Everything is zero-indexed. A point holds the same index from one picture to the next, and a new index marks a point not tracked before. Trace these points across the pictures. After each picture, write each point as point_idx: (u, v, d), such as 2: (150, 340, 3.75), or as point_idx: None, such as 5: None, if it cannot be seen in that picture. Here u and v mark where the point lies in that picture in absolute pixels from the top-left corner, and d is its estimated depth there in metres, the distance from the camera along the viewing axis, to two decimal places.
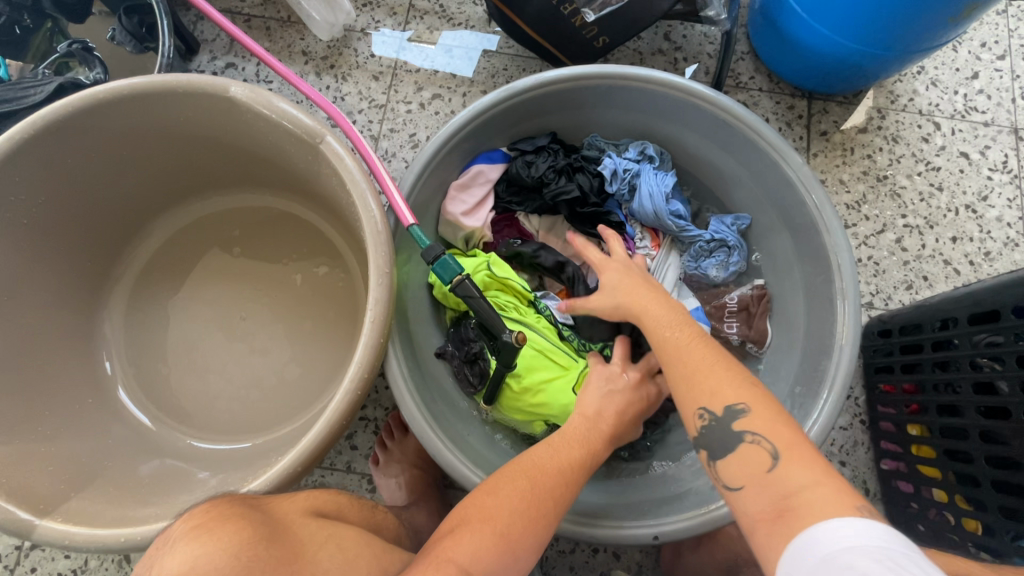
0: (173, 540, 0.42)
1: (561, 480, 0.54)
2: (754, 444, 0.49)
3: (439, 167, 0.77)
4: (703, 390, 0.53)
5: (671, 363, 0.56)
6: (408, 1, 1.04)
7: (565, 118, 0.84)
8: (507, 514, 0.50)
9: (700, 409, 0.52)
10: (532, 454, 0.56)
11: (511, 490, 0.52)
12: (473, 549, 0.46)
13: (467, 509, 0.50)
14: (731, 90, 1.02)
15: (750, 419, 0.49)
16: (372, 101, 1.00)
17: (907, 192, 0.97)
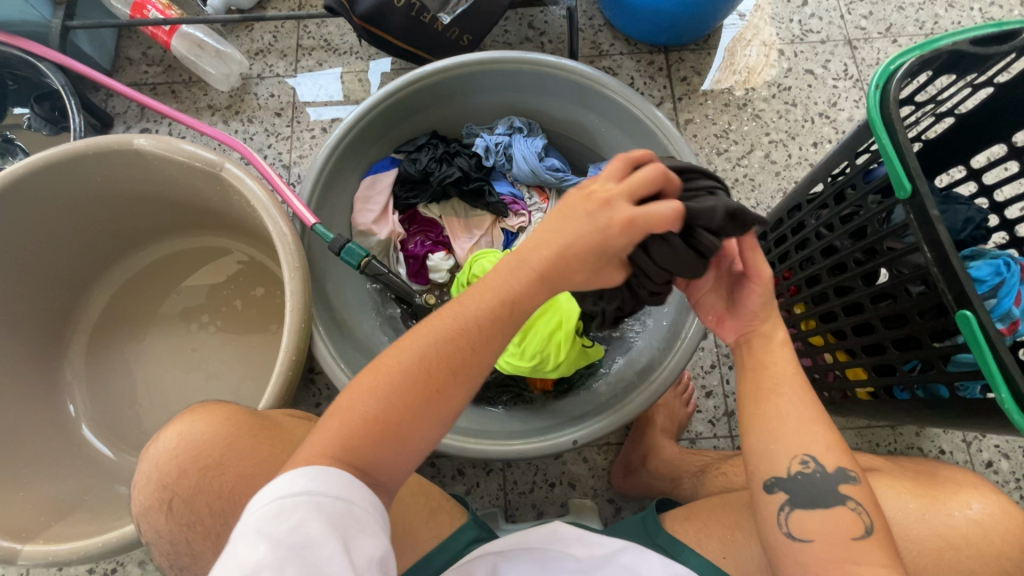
0: (178, 418, 0.61)
1: (457, 347, 0.50)
2: (844, 500, 0.53)
3: (334, 172, 0.86)
4: (813, 443, 0.55)
5: (780, 414, 0.56)
6: (295, 42, 1.15)
7: (442, 109, 0.94)
8: (388, 390, 0.48)
9: (806, 456, 0.54)
10: (433, 321, 0.51)
11: (390, 378, 0.49)
12: (351, 431, 0.47)
13: (346, 393, 0.49)
14: (595, 59, 1.13)
15: (855, 487, 0.53)
16: (279, 135, 1.10)
17: (766, 113, 1.09)
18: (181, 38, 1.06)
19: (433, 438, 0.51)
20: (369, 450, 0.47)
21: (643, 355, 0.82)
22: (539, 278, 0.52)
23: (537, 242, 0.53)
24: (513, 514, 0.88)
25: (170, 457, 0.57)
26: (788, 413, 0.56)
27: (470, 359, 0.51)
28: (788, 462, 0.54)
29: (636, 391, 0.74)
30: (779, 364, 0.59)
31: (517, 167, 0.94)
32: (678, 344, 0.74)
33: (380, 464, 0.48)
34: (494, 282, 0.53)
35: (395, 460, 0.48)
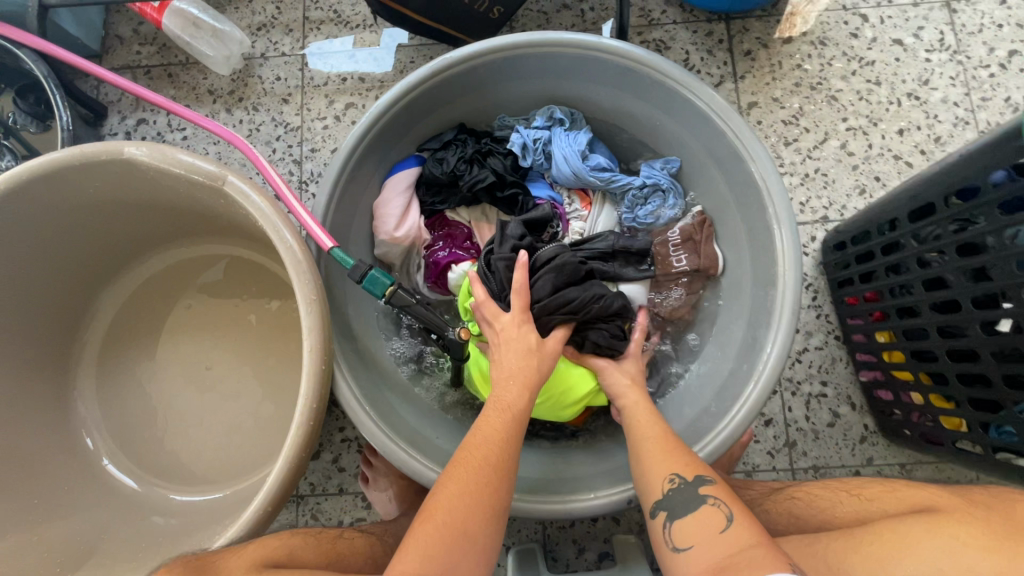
0: None
1: (498, 455, 0.57)
2: (704, 498, 0.55)
3: (351, 181, 0.75)
4: (676, 461, 0.58)
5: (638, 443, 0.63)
6: (301, 14, 1.01)
7: (471, 101, 0.82)
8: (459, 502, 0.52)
9: (672, 474, 0.57)
10: (476, 438, 0.58)
11: (453, 490, 0.53)
12: (429, 545, 0.49)
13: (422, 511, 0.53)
14: (644, 30, 0.97)
15: (713, 487, 0.55)
16: (287, 125, 0.98)
17: (844, 94, 0.94)
18: (172, 16, 0.94)
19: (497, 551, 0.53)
20: (444, 561, 0.49)
21: (702, 394, 0.74)
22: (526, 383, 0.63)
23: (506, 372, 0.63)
24: (553, 550, 0.83)
25: None
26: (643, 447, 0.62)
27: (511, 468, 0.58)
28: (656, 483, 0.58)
29: (696, 444, 0.67)
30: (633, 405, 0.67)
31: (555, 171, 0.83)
32: (747, 393, 0.66)
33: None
34: (495, 402, 0.61)
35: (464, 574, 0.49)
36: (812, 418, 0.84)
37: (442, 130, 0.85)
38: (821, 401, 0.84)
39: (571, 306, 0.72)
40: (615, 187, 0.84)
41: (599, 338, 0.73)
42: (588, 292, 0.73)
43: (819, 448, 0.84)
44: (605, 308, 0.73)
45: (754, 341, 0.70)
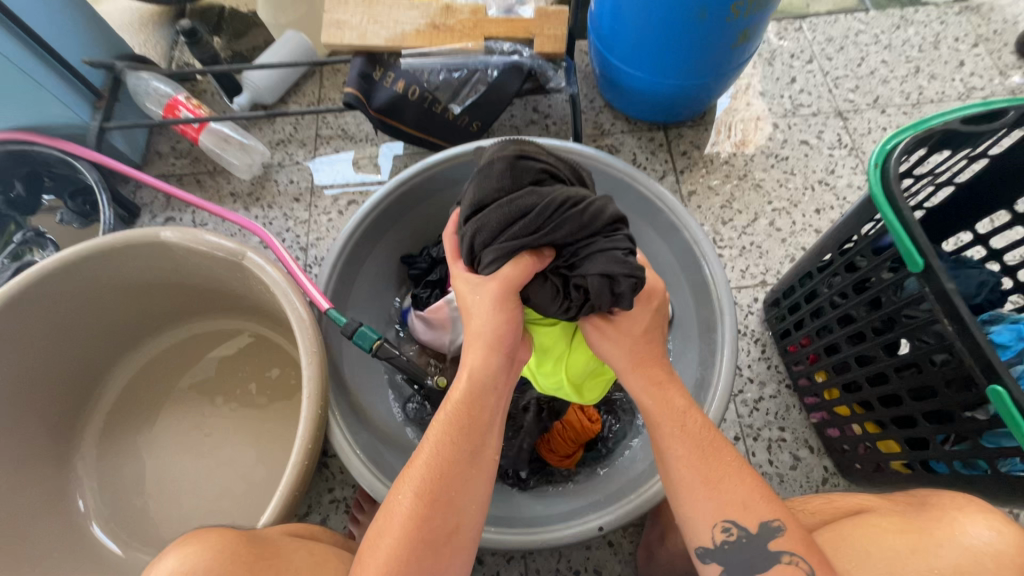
0: (178, 544, 0.51)
1: (446, 455, 0.55)
2: (778, 556, 0.52)
3: (350, 258, 0.88)
4: (730, 508, 0.54)
5: (681, 477, 0.56)
6: (314, 132, 1.22)
7: (453, 192, 0.98)
8: (406, 520, 0.52)
9: (726, 522, 0.54)
10: (429, 441, 0.56)
11: (400, 511, 0.53)
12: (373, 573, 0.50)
13: (374, 532, 0.54)
14: (598, 138, 1.18)
15: (785, 540, 0.52)
16: (297, 218, 1.14)
17: (767, 183, 1.12)
18: (209, 134, 1.13)
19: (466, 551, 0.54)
20: None
21: None
22: (484, 346, 0.59)
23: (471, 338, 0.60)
24: None
25: None
26: (674, 469, 0.56)
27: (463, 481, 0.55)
28: (712, 530, 0.54)
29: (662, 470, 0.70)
30: (653, 415, 0.58)
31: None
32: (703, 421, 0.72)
33: None
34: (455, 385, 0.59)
35: None
36: (775, 462, 0.90)
37: (424, 245, 1.04)
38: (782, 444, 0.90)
39: (522, 225, 0.59)
40: None
41: (593, 265, 0.60)
42: (545, 198, 0.59)
43: (786, 491, 0.88)
44: (579, 223, 0.60)
45: (705, 379, 0.78)
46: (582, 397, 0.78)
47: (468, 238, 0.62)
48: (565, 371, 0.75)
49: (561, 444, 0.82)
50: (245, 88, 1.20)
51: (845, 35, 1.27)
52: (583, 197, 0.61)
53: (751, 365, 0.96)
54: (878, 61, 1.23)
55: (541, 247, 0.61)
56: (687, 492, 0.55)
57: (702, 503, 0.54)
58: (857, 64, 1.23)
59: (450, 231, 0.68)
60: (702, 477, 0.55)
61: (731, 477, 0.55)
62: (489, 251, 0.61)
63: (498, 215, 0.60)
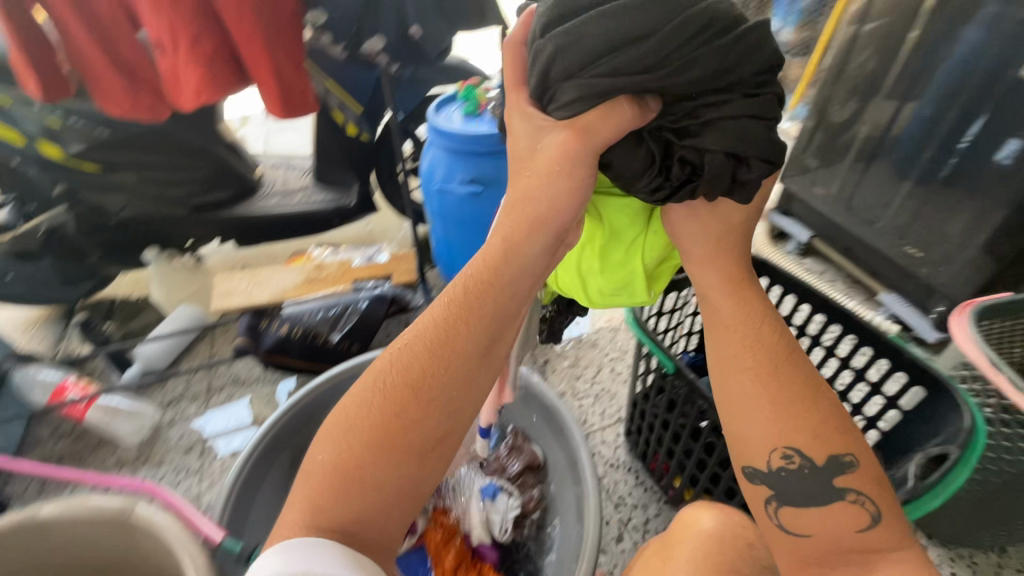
0: None
1: (451, 332, 0.57)
2: (842, 492, 0.58)
3: (243, 489, 0.92)
4: (799, 436, 0.58)
5: (757, 408, 0.59)
6: (207, 385, 1.33)
7: (339, 406, 1.10)
8: (399, 378, 0.56)
9: (787, 450, 0.59)
10: (440, 314, 0.57)
11: (388, 368, 0.57)
12: (352, 421, 0.56)
13: (361, 385, 0.58)
14: None
15: (857, 479, 0.57)
16: (189, 469, 1.17)
17: (601, 341, 1.41)
18: (96, 409, 1.18)
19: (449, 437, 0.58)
20: (377, 448, 0.55)
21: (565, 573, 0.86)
22: (527, 223, 0.58)
23: (523, 191, 0.58)
24: None
25: None
26: (743, 381, 0.60)
27: (437, 399, 0.56)
28: (777, 455, 0.60)
29: None
30: (724, 322, 0.62)
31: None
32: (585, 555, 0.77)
33: (389, 462, 0.55)
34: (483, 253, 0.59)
35: (394, 482, 0.55)
36: None
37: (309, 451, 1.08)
38: None
39: (625, 57, 0.53)
40: None
41: (718, 124, 0.56)
42: (670, 21, 0.52)
43: None
44: (693, 74, 0.54)
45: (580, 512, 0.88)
46: (649, 290, 0.77)
47: (543, 56, 0.56)
48: (638, 258, 0.74)
49: None
50: (136, 359, 1.31)
51: None
52: (729, 23, 0.54)
53: (630, 492, 1.10)
54: None
55: (646, 94, 0.55)
56: (774, 413, 0.59)
57: (785, 424, 0.59)
58: None
59: (518, 37, 0.60)
60: (788, 398, 0.59)
61: (813, 396, 0.59)
62: (571, 85, 0.54)
63: (596, 30, 0.53)
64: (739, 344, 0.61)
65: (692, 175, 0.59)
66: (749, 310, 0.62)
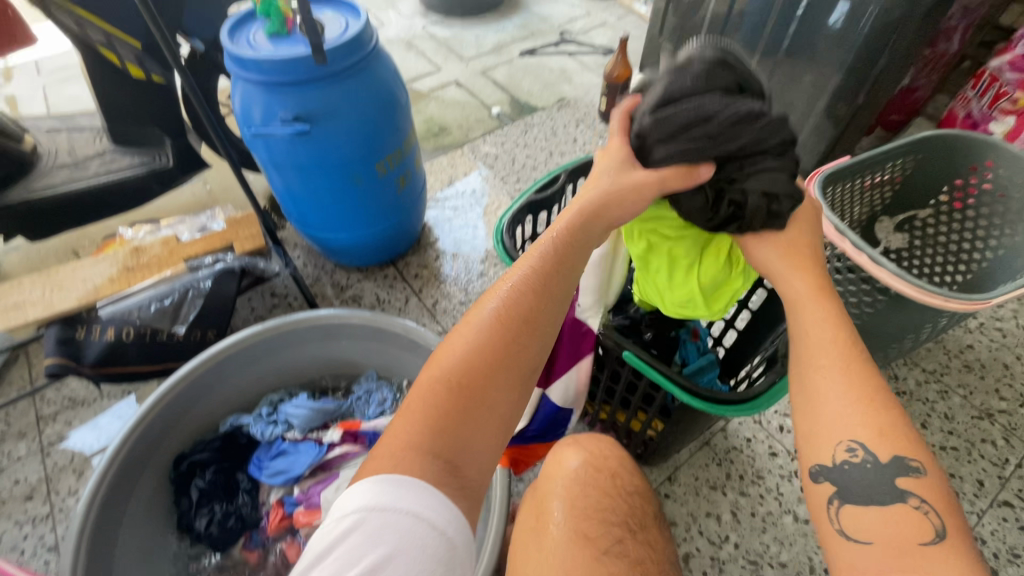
0: None
1: (549, 282, 0.56)
2: (903, 497, 0.47)
3: (100, 525, 0.77)
4: (862, 427, 0.49)
5: (814, 392, 0.52)
6: (35, 416, 1.11)
7: (205, 406, 0.95)
8: (499, 321, 0.53)
9: (851, 442, 0.49)
10: (536, 259, 0.57)
11: (488, 313, 0.53)
12: (456, 361, 0.51)
13: (459, 331, 0.53)
14: (340, 294, 1.31)
15: (915, 481, 0.47)
16: (35, 517, 0.98)
17: (488, 270, 1.35)
18: None
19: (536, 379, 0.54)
20: (476, 398, 0.49)
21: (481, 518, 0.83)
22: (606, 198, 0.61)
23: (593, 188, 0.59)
24: None
25: None
26: (813, 366, 0.53)
27: (524, 364, 0.53)
28: (833, 449, 0.50)
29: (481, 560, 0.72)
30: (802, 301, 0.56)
31: (301, 456, 0.92)
32: (495, 493, 0.78)
33: (488, 418, 0.50)
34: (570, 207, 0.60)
35: (487, 432, 0.50)
36: None
37: (183, 454, 0.94)
38: None
39: (700, 130, 0.55)
40: (347, 410, 1.02)
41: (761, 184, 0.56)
42: (727, 107, 0.54)
43: None
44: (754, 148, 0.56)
45: None
46: (711, 311, 0.72)
47: (638, 127, 0.59)
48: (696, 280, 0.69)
49: None
50: None
51: (495, 148, 1.67)
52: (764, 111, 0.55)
53: None
54: (525, 157, 1.64)
55: (697, 160, 0.56)
56: (832, 400, 0.51)
57: (840, 406, 0.50)
58: (511, 164, 1.62)
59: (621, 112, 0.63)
60: (853, 385, 0.50)
61: (879, 397, 0.50)
62: (665, 147, 0.56)
63: (676, 116, 0.55)
64: (821, 323, 0.54)
65: (737, 214, 0.58)
66: (827, 294, 0.55)
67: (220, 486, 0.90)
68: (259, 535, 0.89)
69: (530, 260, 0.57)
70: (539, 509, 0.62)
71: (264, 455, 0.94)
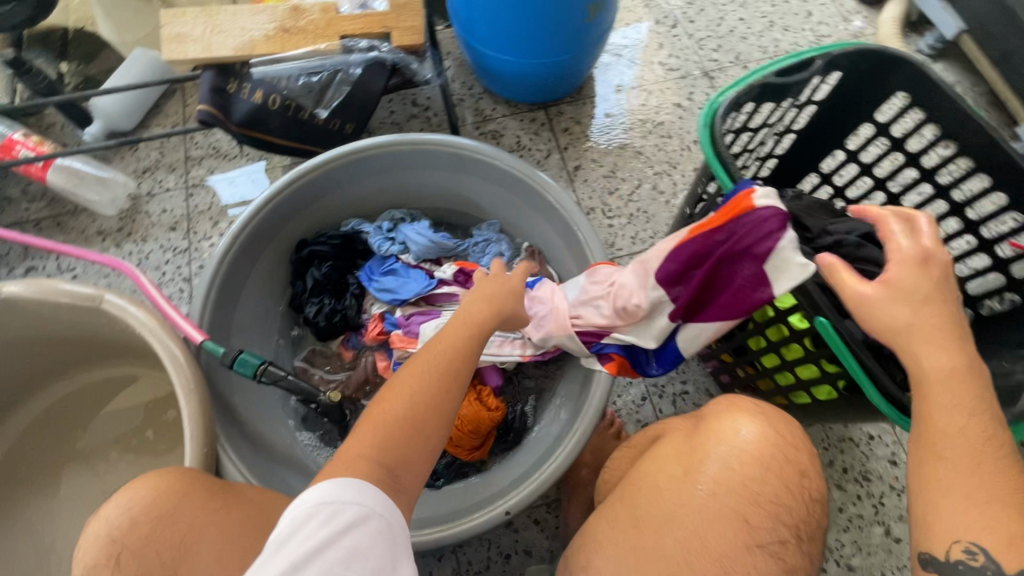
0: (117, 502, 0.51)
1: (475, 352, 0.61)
2: None
3: (227, 281, 0.82)
4: (987, 532, 0.45)
5: (933, 481, 0.49)
6: (184, 155, 1.16)
7: (332, 200, 0.94)
8: (432, 378, 0.57)
9: (971, 544, 0.46)
10: (459, 336, 0.61)
11: (423, 372, 0.57)
12: (399, 403, 0.55)
13: (393, 384, 0.57)
14: (480, 124, 1.19)
15: None
16: (175, 249, 1.08)
17: (646, 149, 1.16)
18: (56, 171, 1.04)
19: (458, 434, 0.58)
20: (401, 445, 0.53)
21: (566, 406, 0.81)
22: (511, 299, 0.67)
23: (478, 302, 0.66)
24: None
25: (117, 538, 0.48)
26: (936, 456, 0.49)
27: (452, 403, 0.57)
28: (944, 548, 0.47)
29: (556, 452, 0.72)
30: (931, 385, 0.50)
31: (410, 282, 0.90)
32: (595, 391, 0.74)
33: (413, 468, 0.53)
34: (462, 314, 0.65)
35: (415, 464, 0.54)
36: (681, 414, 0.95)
37: (304, 239, 0.95)
38: (685, 398, 0.95)
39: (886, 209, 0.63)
40: (461, 251, 0.97)
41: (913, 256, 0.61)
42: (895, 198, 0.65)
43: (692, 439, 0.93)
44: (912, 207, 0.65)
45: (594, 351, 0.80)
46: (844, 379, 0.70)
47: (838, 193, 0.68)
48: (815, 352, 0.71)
49: (464, 439, 0.81)
50: (95, 115, 1.11)
51: None
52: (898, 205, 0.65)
53: None
54: (736, 20, 1.30)
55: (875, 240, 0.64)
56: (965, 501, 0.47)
57: (960, 506, 0.47)
58: (717, 25, 1.29)
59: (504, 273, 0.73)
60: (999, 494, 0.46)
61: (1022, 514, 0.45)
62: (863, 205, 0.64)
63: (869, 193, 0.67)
64: (952, 416, 0.49)
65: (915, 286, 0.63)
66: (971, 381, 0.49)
67: (332, 283, 0.92)
68: (358, 339, 0.93)
69: (467, 320, 0.64)
70: (694, 450, 0.65)
71: (376, 268, 0.94)
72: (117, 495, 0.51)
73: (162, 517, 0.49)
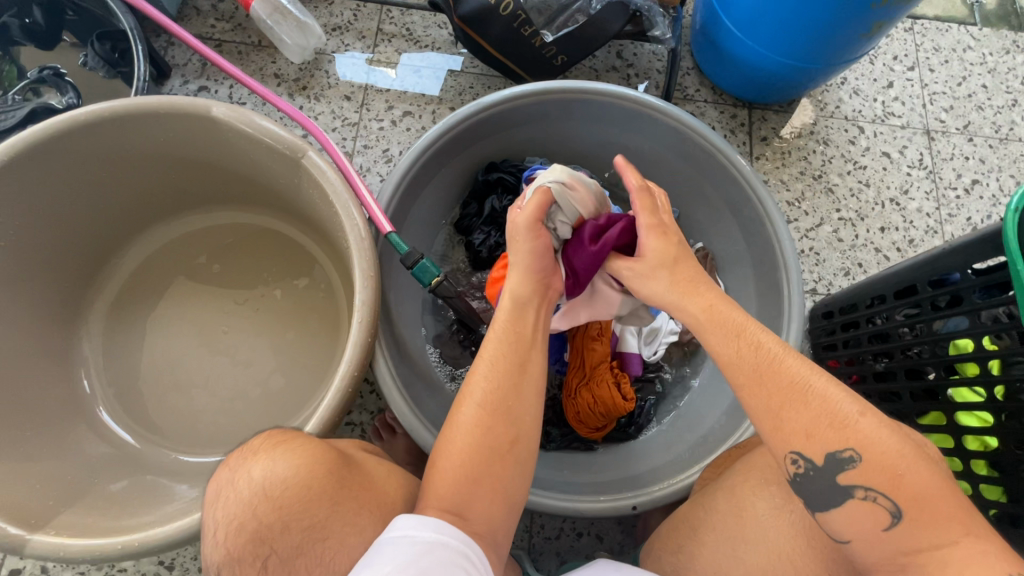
0: (244, 487, 0.53)
1: (500, 390, 0.57)
2: None
3: (418, 177, 0.80)
4: None
5: None
6: (376, 25, 1.10)
7: (532, 130, 0.90)
8: (471, 422, 0.56)
9: None
10: (477, 375, 0.58)
11: (461, 419, 0.56)
12: (452, 451, 0.55)
13: (446, 430, 0.58)
14: (679, 102, 1.12)
15: None
16: (345, 119, 1.04)
17: (839, 189, 1.09)
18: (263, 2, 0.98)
19: (523, 477, 0.56)
20: (460, 492, 0.53)
21: (702, 421, 0.79)
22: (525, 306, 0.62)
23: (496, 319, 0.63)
24: (536, 559, 0.85)
25: (250, 537, 0.51)
26: None
27: (495, 439, 0.55)
28: None
29: (693, 466, 0.71)
30: None
31: None
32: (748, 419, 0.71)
33: (481, 511, 0.53)
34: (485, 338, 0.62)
35: (482, 505, 0.53)
36: None
37: (488, 160, 0.92)
38: None
39: None
40: None
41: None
42: None
43: None
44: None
45: None
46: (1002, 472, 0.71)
47: None
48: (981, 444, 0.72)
49: (589, 416, 0.80)
50: None
51: (953, 47, 1.20)
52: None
53: None
54: (978, 85, 1.17)
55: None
56: None
57: None
58: (957, 83, 1.17)
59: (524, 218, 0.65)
60: None
61: None
62: None
63: None
64: None
65: None
66: None
67: (505, 217, 0.90)
68: None
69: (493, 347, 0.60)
70: None
71: None
72: (252, 476, 0.53)
73: (309, 527, 0.52)
